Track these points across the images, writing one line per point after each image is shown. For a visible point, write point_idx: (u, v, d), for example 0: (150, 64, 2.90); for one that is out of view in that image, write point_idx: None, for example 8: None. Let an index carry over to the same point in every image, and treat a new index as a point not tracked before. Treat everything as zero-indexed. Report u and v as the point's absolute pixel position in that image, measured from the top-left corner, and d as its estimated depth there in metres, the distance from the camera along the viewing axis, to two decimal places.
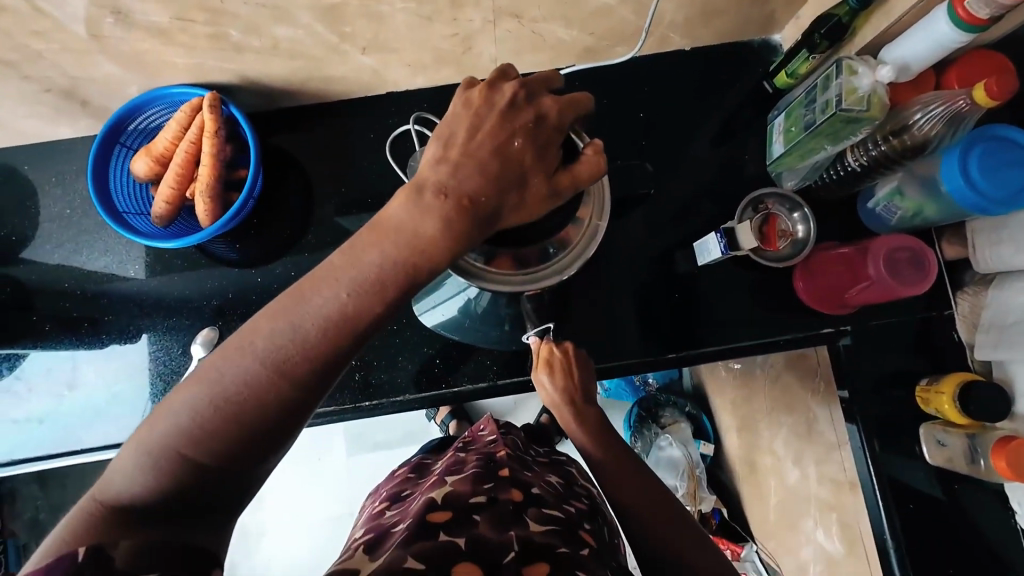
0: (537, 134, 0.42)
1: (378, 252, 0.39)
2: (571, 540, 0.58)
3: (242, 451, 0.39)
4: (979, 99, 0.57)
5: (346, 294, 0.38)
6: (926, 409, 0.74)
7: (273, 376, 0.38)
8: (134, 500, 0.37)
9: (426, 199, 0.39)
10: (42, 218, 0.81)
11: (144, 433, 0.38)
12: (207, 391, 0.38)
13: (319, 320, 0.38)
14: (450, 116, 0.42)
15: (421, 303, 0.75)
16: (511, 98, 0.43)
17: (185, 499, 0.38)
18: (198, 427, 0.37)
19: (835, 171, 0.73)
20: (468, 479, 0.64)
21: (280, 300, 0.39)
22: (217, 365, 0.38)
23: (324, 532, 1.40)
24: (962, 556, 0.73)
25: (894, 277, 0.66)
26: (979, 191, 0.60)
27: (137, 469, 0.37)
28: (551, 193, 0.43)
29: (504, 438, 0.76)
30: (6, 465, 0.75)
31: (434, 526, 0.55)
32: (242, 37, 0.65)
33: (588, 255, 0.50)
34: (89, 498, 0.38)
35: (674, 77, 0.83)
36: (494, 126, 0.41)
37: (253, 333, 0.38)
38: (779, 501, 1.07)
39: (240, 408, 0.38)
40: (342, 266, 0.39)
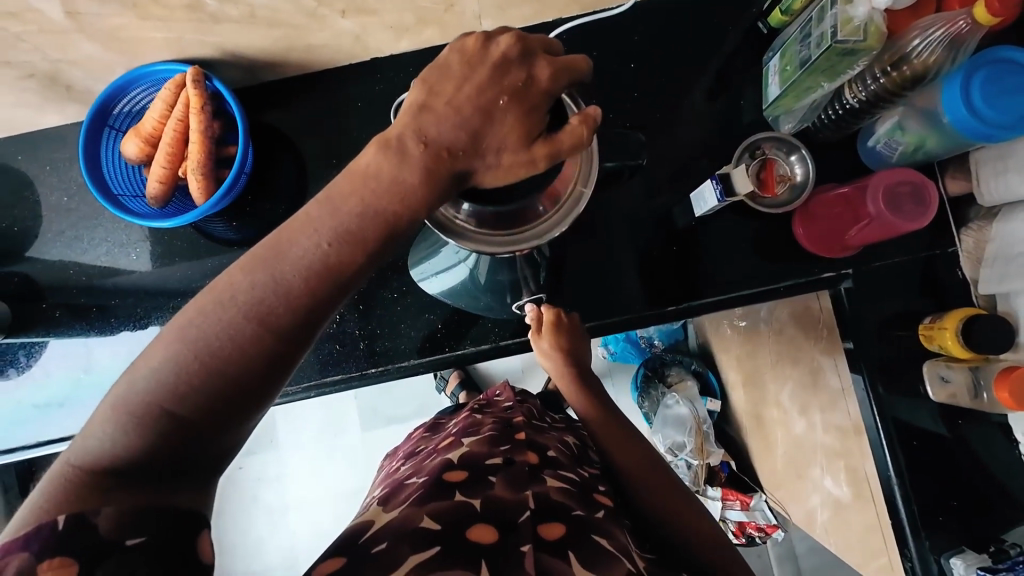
0: (524, 95, 0.38)
1: (360, 201, 0.38)
2: (586, 502, 0.58)
3: (225, 402, 0.39)
4: (980, 19, 0.55)
5: (327, 243, 0.39)
6: (929, 346, 0.74)
7: (253, 323, 0.39)
8: (108, 462, 0.37)
9: (407, 146, 0.38)
10: (40, 208, 0.82)
11: (122, 392, 0.38)
12: (186, 343, 0.38)
13: (299, 265, 0.39)
14: (441, 64, 0.39)
15: (418, 269, 0.76)
16: (504, 54, 0.39)
17: (164, 458, 0.38)
18: (182, 382, 0.38)
19: (833, 110, 0.71)
20: (484, 441, 0.66)
21: (256, 250, 0.40)
22: (196, 317, 0.39)
23: (345, 503, 1.45)
24: (966, 489, 0.74)
25: (894, 213, 0.64)
26: (983, 119, 0.58)
27: (117, 428, 0.37)
28: (525, 161, 0.39)
29: (520, 406, 0.79)
30: (33, 447, 0.78)
31: (452, 485, 0.57)
32: (219, 7, 0.63)
33: (577, 212, 0.47)
34: (57, 466, 0.37)
35: (665, 23, 0.80)
36: (480, 81, 0.38)
37: (230, 283, 0.39)
38: (786, 451, 1.09)
39: (222, 356, 0.38)
40: (319, 214, 0.39)
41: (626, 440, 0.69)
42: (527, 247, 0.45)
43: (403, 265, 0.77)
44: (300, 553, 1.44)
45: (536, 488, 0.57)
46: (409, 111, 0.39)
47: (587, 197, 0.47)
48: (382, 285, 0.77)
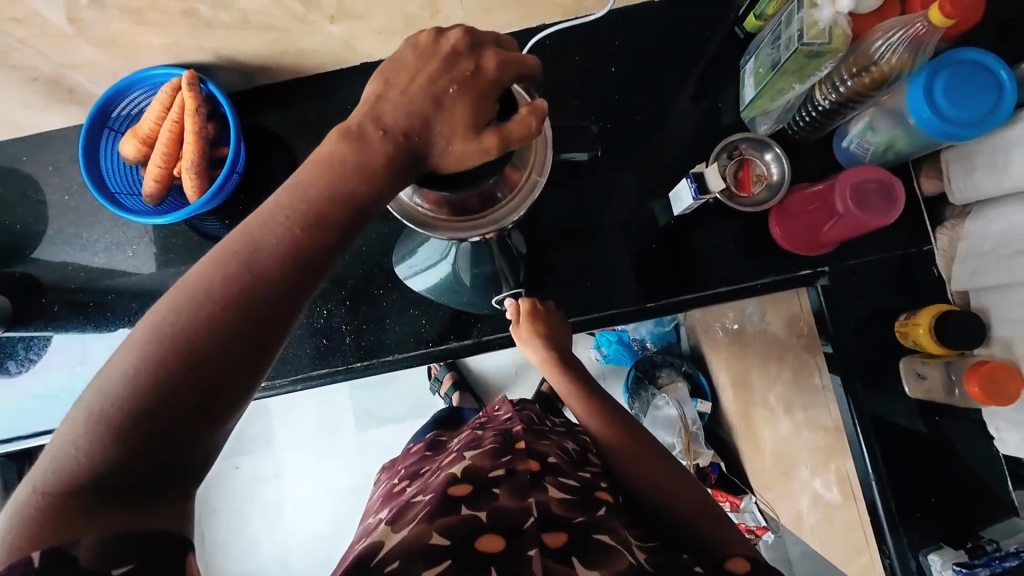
0: (473, 84, 0.37)
1: (329, 187, 0.36)
2: (587, 505, 0.59)
3: (203, 408, 0.34)
4: (936, 21, 0.56)
5: (299, 230, 0.35)
6: (905, 343, 0.75)
7: (231, 315, 0.34)
8: (81, 485, 0.32)
9: (367, 135, 0.36)
10: (42, 205, 0.85)
11: (87, 405, 0.33)
12: (158, 345, 0.33)
13: (282, 252, 0.35)
14: (394, 57, 0.38)
15: (403, 266, 0.78)
16: (454, 45, 0.37)
17: (139, 478, 0.33)
18: (148, 387, 0.33)
19: (807, 112, 0.74)
20: (486, 454, 0.66)
21: (233, 239, 0.36)
22: (169, 317, 0.34)
23: (339, 504, 1.46)
24: (946, 485, 0.74)
25: (862, 210, 0.66)
26: (947, 118, 0.60)
27: (81, 446, 0.32)
28: (475, 150, 0.37)
29: (519, 415, 0.79)
30: (31, 436, 0.81)
31: (457, 500, 0.58)
32: (213, 13, 0.66)
33: (534, 198, 0.46)
34: (25, 493, 0.32)
35: (645, 28, 0.82)
36: (433, 70, 0.37)
37: (205, 275, 0.35)
38: (774, 455, 1.07)
39: (200, 355, 0.34)
40: (289, 202, 0.36)
41: (609, 418, 0.68)
42: (478, 232, 0.44)
43: (390, 261, 0.79)
44: (296, 554, 1.45)
45: (539, 495, 0.58)
46: (366, 104, 0.37)
47: (544, 184, 0.46)
48: (369, 282, 0.79)
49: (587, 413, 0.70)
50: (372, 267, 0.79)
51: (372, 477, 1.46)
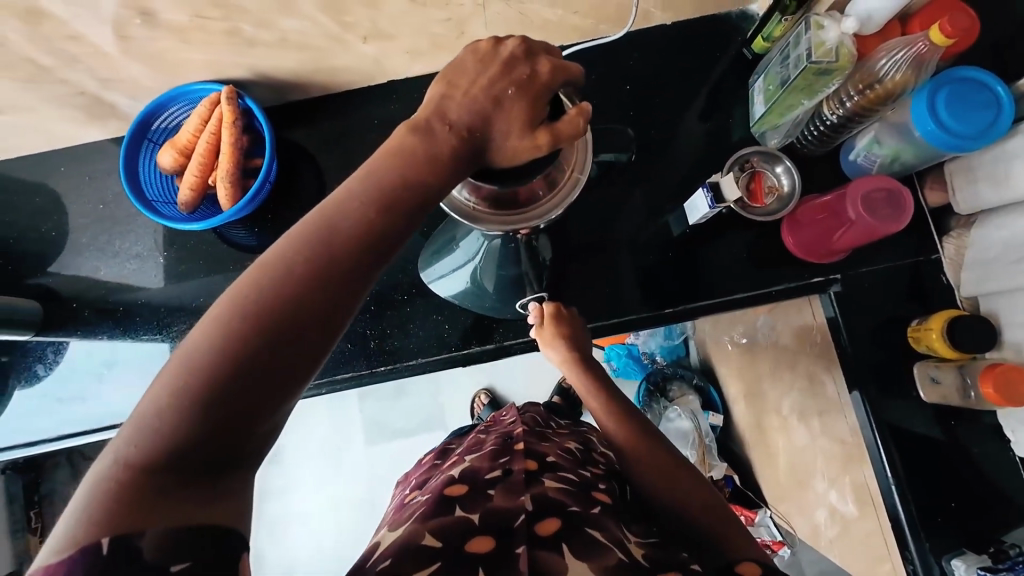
0: (529, 87, 0.39)
1: (401, 175, 0.38)
2: (583, 499, 0.58)
3: (276, 384, 0.35)
4: (936, 40, 0.61)
5: (374, 213, 0.38)
6: (918, 348, 0.77)
7: (309, 293, 0.36)
8: (159, 459, 0.33)
9: (433, 132, 0.39)
10: (77, 213, 0.88)
11: (169, 379, 0.34)
12: (243, 321, 0.34)
13: (359, 234, 0.37)
14: (455, 62, 0.40)
15: (428, 270, 0.80)
16: (512, 51, 0.40)
17: (213, 452, 0.34)
18: (230, 364, 0.34)
19: (815, 126, 0.77)
20: (485, 458, 0.67)
21: (309, 220, 0.37)
22: (250, 293, 0.35)
23: (347, 520, 1.44)
24: (964, 492, 0.75)
25: (873, 216, 0.68)
26: (951, 131, 0.64)
27: (160, 421, 0.33)
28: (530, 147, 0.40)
29: (523, 417, 0.80)
30: (56, 440, 0.82)
31: (452, 499, 0.58)
32: (255, 32, 0.71)
33: (573, 198, 0.47)
34: (104, 465, 0.33)
35: (658, 49, 0.87)
36: (493, 73, 0.39)
37: (284, 254, 0.36)
38: (788, 462, 1.09)
39: (279, 331, 0.35)
40: (362, 188, 0.38)
41: (624, 415, 0.70)
42: (519, 225, 0.46)
43: (413, 268, 0.82)
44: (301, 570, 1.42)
45: (534, 490, 0.57)
46: (431, 103, 0.40)
47: (584, 182, 0.47)
48: (393, 288, 0.81)
49: (606, 413, 0.70)
50: (395, 273, 0.81)
51: (381, 492, 1.45)
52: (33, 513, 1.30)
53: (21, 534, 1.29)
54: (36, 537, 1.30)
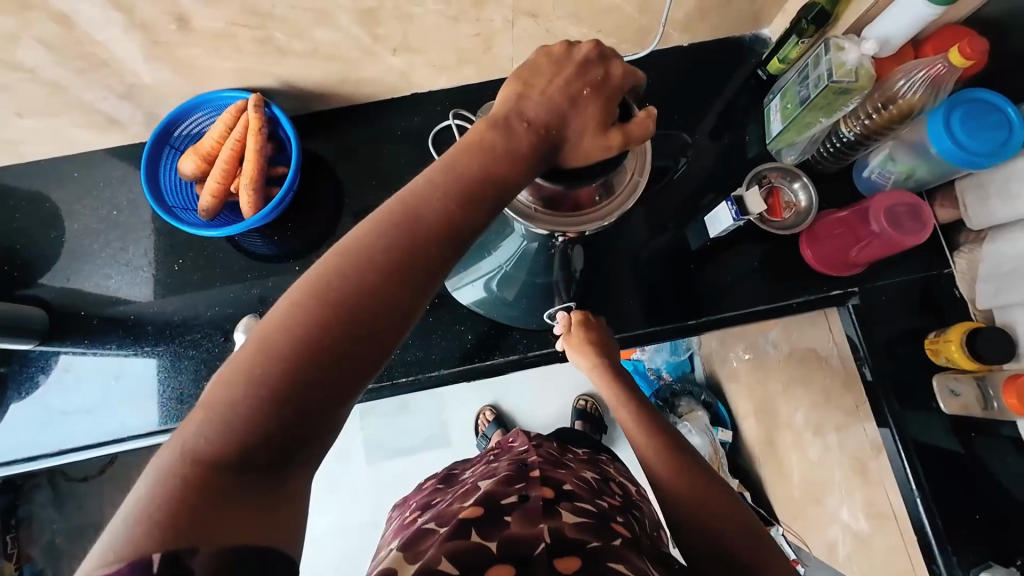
0: (603, 88, 0.40)
1: (481, 166, 0.38)
2: (603, 532, 0.57)
3: (349, 379, 0.35)
4: (955, 62, 0.64)
5: (454, 206, 0.37)
6: (936, 360, 0.78)
7: (387, 284, 0.36)
8: (229, 453, 0.33)
9: (511, 128, 0.39)
10: (88, 220, 0.85)
11: (243, 367, 0.33)
12: (322, 310, 0.34)
13: (437, 225, 0.37)
14: (529, 63, 0.41)
15: (453, 279, 0.78)
16: (587, 54, 0.41)
17: (280, 447, 0.34)
18: (303, 355, 0.33)
19: (831, 144, 0.80)
20: (499, 483, 0.65)
21: (389, 208, 0.37)
22: (331, 281, 0.35)
23: (346, 543, 1.39)
24: (985, 504, 0.75)
25: (896, 229, 0.71)
26: (966, 149, 0.66)
27: (229, 410, 0.33)
28: (601, 147, 0.40)
29: (538, 448, 0.77)
30: (57, 454, 0.79)
31: (467, 524, 0.56)
32: (287, 41, 0.71)
33: (630, 205, 0.47)
34: (170, 456, 0.32)
35: (676, 69, 0.90)
36: (569, 73, 0.40)
37: (364, 242, 0.36)
38: (802, 478, 1.09)
39: (357, 322, 0.35)
40: (443, 178, 0.38)
41: (654, 429, 0.68)
42: (579, 229, 0.46)
43: None
44: None
45: (552, 520, 0.56)
46: (507, 100, 0.40)
47: (643, 188, 0.47)
48: None
49: (636, 424, 0.70)
50: None
51: (382, 512, 1.41)
52: None
53: None
54: None
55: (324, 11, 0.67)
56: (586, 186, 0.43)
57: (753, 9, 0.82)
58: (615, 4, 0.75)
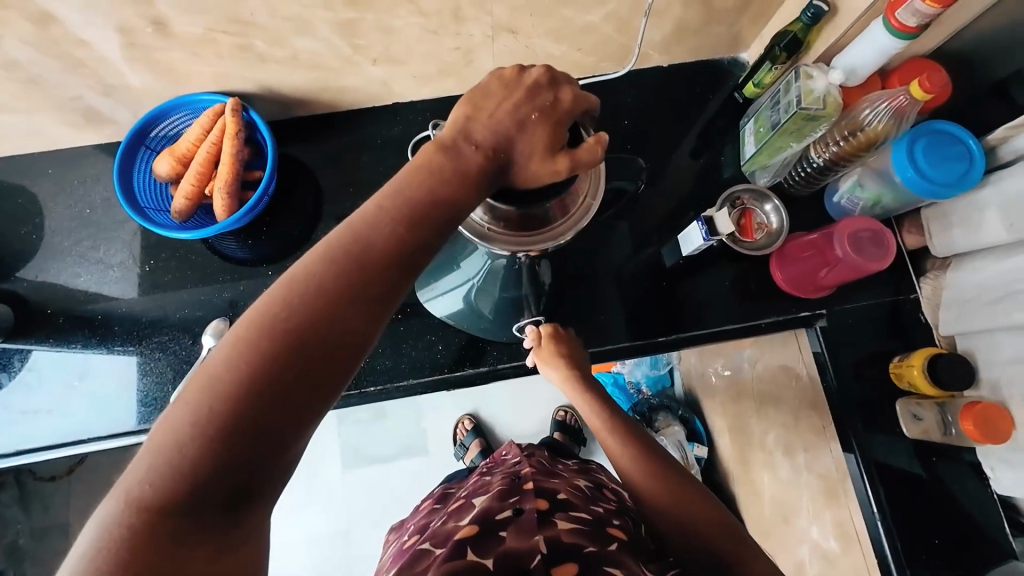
0: (552, 113, 0.41)
1: (431, 188, 0.39)
2: (599, 537, 0.57)
3: (303, 408, 0.34)
4: (917, 94, 0.66)
5: (404, 228, 0.38)
6: (900, 384, 0.79)
7: (339, 309, 0.35)
8: (177, 498, 0.31)
9: (460, 150, 0.40)
10: (60, 217, 0.85)
11: (189, 406, 0.32)
12: (269, 339, 0.34)
13: (389, 248, 0.37)
14: (480, 86, 0.42)
15: (424, 289, 0.79)
16: (537, 79, 0.42)
17: (233, 487, 0.32)
18: (251, 386, 0.33)
19: (802, 169, 0.81)
20: (493, 497, 0.64)
21: (336, 235, 0.37)
22: (279, 310, 0.34)
23: (318, 551, 1.37)
24: (945, 528, 0.76)
25: (859, 254, 0.72)
26: (929, 179, 0.68)
27: (176, 453, 0.31)
28: (549, 171, 0.40)
29: (528, 459, 0.76)
30: (16, 454, 0.78)
31: (463, 544, 0.55)
32: (266, 49, 0.71)
33: (583, 225, 0.48)
34: (113, 508, 0.31)
35: (655, 89, 0.91)
36: (518, 97, 0.41)
37: (313, 270, 0.36)
38: (773, 498, 1.09)
39: (309, 349, 0.34)
40: (392, 202, 0.38)
41: (627, 434, 0.68)
42: (532, 248, 0.46)
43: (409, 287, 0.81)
44: None
45: (548, 531, 0.55)
46: (456, 122, 0.41)
47: (596, 209, 0.47)
48: None
49: (609, 432, 0.69)
50: None
51: (356, 521, 1.39)
52: None
53: None
54: None
55: (304, 20, 0.67)
56: (537, 207, 0.44)
57: (731, 34, 0.84)
58: (594, 24, 0.76)
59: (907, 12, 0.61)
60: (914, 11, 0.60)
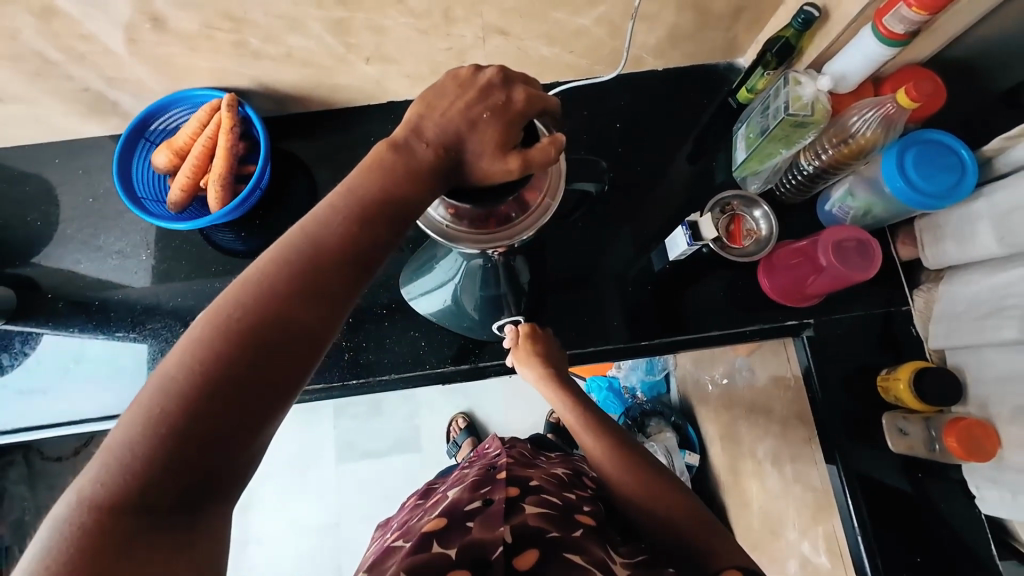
0: (504, 113, 0.41)
1: (382, 187, 0.40)
2: (565, 523, 0.57)
3: (256, 406, 0.35)
4: (904, 103, 0.65)
5: (357, 227, 0.39)
6: (887, 397, 0.78)
7: (293, 307, 0.36)
8: (130, 498, 0.32)
9: (412, 149, 0.41)
10: (65, 205, 0.88)
11: (143, 407, 0.33)
12: (222, 339, 0.34)
13: (343, 246, 0.38)
14: (436, 86, 0.43)
15: (409, 287, 0.81)
16: (490, 80, 0.42)
17: (188, 486, 0.33)
18: (202, 385, 0.33)
19: (793, 176, 0.81)
20: (466, 489, 0.65)
21: (292, 237, 0.38)
22: (233, 311, 0.35)
23: (309, 542, 1.39)
24: (929, 546, 0.75)
25: (844, 264, 0.71)
26: (918, 189, 0.67)
27: (129, 452, 0.32)
28: (501, 170, 0.41)
29: (509, 450, 0.76)
30: (14, 433, 0.81)
31: (429, 538, 0.56)
32: (261, 46, 0.73)
33: (543, 224, 0.50)
34: (66, 509, 0.31)
35: (649, 93, 0.91)
36: (470, 97, 0.41)
37: (268, 271, 0.37)
38: (761, 509, 1.07)
39: (262, 347, 0.35)
40: (346, 202, 0.39)
41: (598, 427, 0.69)
42: (494, 246, 0.48)
43: (395, 283, 0.82)
44: None
45: (513, 520, 0.56)
46: (409, 121, 0.42)
47: (556, 209, 0.50)
48: (374, 302, 0.82)
49: (582, 430, 0.69)
50: (376, 287, 0.81)
51: (346, 514, 1.40)
52: None
53: None
54: None
55: (296, 19, 0.69)
56: (495, 207, 0.45)
57: (725, 39, 0.83)
58: (585, 27, 0.77)
59: (895, 19, 0.60)
60: (901, 19, 0.59)
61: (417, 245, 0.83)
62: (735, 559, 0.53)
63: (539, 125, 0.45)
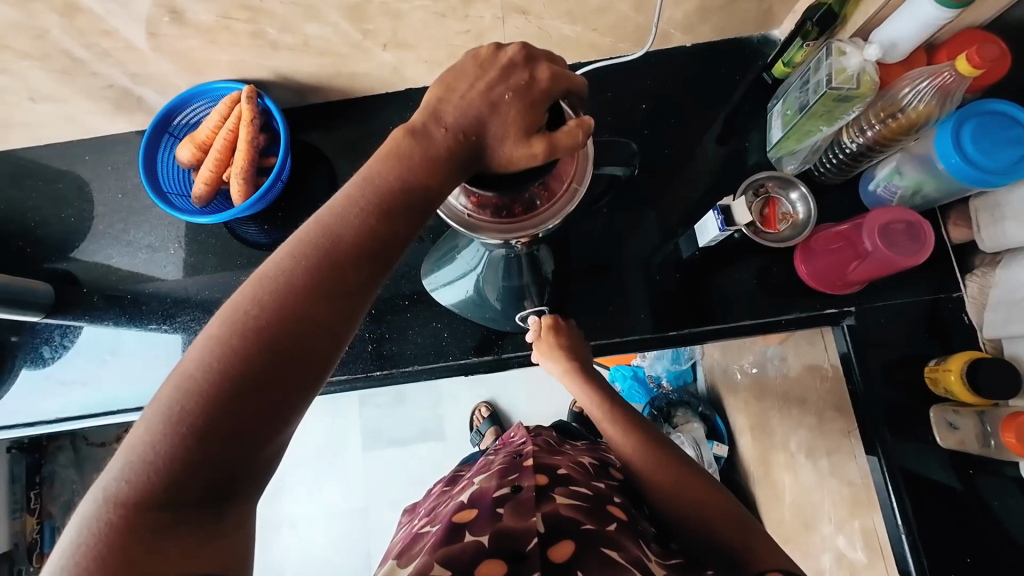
0: (526, 94, 0.39)
1: (399, 177, 0.38)
2: (599, 515, 0.55)
3: (277, 403, 0.34)
4: (963, 70, 0.60)
5: (374, 221, 0.37)
6: (935, 390, 0.73)
7: (310, 305, 0.35)
8: (154, 495, 0.32)
9: (429, 133, 0.39)
10: (96, 201, 0.90)
11: (163, 406, 0.33)
12: (242, 339, 0.34)
13: (359, 241, 0.37)
14: (455, 66, 0.41)
15: (431, 278, 0.80)
16: (512, 59, 0.40)
17: (211, 484, 0.33)
18: (219, 386, 0.33)
19: (833, 155, 0.76)
20: (494, 476, 0.64)
21: (308, 232, 0.37)
22: (249, 308, 0.34)
23: (337, 525, 1.42)
24: (981, 547, 0.70)
25: (890, 248, 0.67)
26: (976, 165, 0.62)
27: (152, 452, 0.32)
28: (524, 154, 0.39)
29: (534, 437, 0.75)
30: (56, 422, 0.84)
31: (461, 526, 0.56)
32: (279, 35, 0.72)
33: (568, 212, 0.48)
34: (92, 504, 0.32)
35: (677, 70, 0.86)
36: (491, 77, 0.40)
37: (284, 267, 0.36)
38: (793, 502, 1.03)
39: (279, 348, 0.34)
40: (361, 195, 0.38)
41: (621, 418, 0.68)
42: (518, 235, 0.47)
43: (416, 274, 0.81)
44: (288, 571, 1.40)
45: (545, 508, 0.55)
46: (428, 105, 0.40)
47: (582, 194, 0.48)
48: (396, 292, 0.81)
49: (608, 420, 0.69)
50: (397, 278, 0.81)
51: (373, 499, 1.43)
52: (33, 494, 1.31)
53: (19, 515, 1.28)
54: (35, 518, 1.30)
55: (313, 7, 0.67)
56: (518, 195, 0.44)
57: (760, 9, 0.78)
58: (609, 3, 0.73)
59: None
60: None
61: (437, 234, 0.82)
62: (777, 561, 0.50)
63: (563, 105, 0.43)
